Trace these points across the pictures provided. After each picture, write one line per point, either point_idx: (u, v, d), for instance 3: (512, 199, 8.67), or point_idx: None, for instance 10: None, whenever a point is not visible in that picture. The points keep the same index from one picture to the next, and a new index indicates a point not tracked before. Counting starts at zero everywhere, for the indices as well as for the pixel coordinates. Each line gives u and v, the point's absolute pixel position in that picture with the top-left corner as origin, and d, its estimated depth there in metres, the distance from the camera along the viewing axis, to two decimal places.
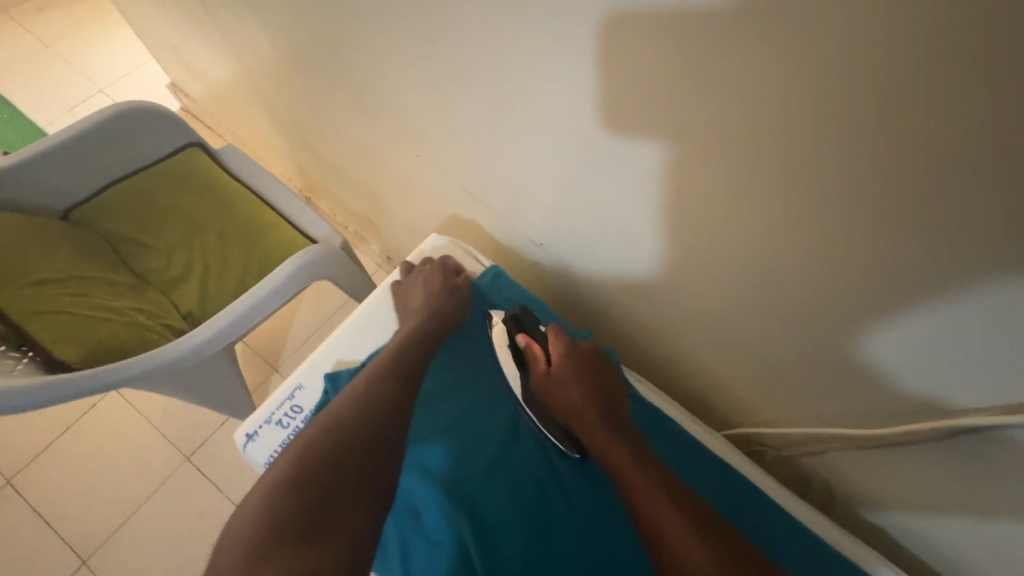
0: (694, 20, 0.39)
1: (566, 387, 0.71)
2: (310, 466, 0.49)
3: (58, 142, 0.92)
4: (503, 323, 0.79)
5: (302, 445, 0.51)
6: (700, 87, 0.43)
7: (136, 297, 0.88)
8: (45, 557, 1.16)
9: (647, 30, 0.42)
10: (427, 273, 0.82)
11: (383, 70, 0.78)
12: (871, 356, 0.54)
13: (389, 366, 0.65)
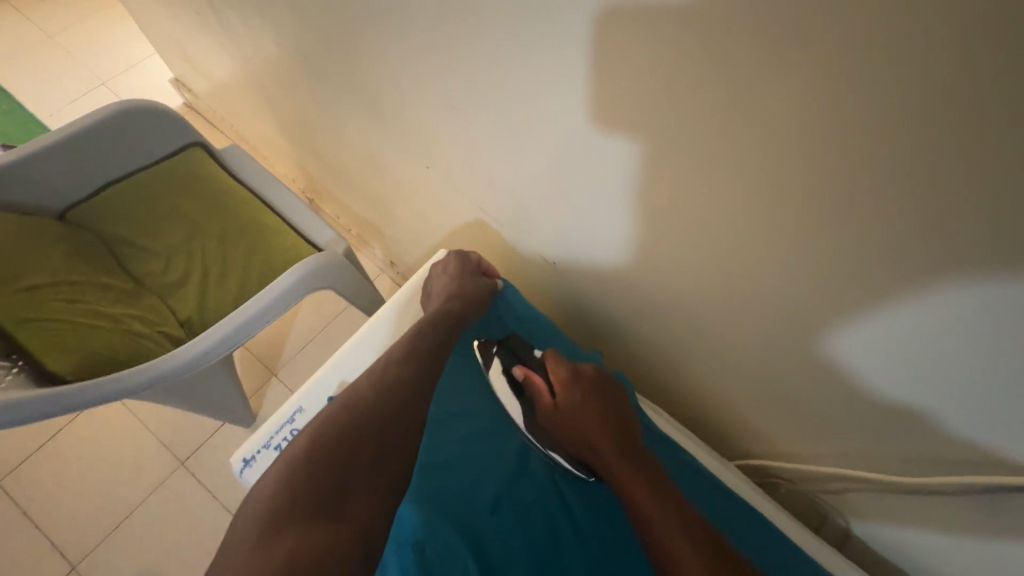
0: (727, 41, 0.38)
1: (573, 420, 0.67)
2: (325, 448, 0.52)
3: (55, 140, 0.90)
4: (496, 356, 0.76)
5: (320, 425, 0.54)
6: (730, 108, 0.42)
7: (133, 303, 0.86)
8: (33, 561, 1.13)
9: (676, 47, 0.41)
10: (450, 258, 0.82)
11: (392, 75, 0.75)
12: (905, 398, 0.52)
13: (397, 368, 0.63)
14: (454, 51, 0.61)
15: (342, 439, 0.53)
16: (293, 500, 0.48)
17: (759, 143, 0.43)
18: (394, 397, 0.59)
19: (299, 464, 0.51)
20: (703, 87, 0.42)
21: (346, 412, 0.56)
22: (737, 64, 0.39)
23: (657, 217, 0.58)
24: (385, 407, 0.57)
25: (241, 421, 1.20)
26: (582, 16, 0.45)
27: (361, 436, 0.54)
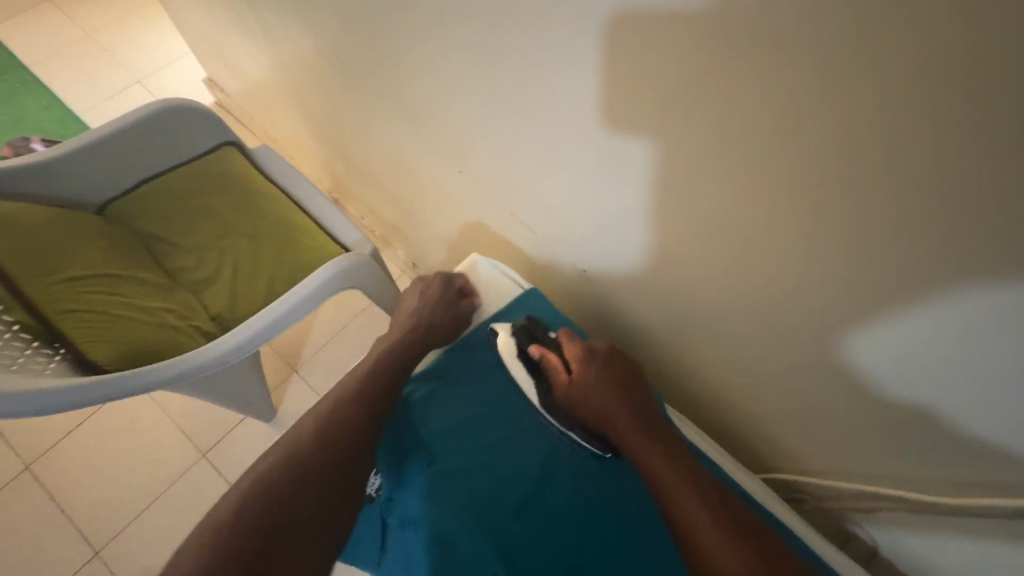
0: (774, 61, 0.38)
1: (591, 400, 0.66)
2: (259, 502, 0.51)
3: (97, 137, 0.92)
4: (512, 338, 0.72)
5: (258, 478, 0.53)
6: (773, 127, 0.42)
7: (168, 296, 0.87)
8: (58, 545, 1.16)
9: (720, 66, 0.41)
10: (427, 281, 0.80)
11: (424, 81, 0.76)
12: (930, 403, 0.51)
13: (347, 408, 0.62)
14: (490, 62, 0.62)
15: (306, 467, 0.55)
16: (259, 522, 0.49)
17: (801, 163, 0.42)
18: (335, 447, 0.58)
19: (265, 490, 0.52)
20: (745, 106, 0.42)
21: (308, 442, 0.58)
22: (783, 84, 0.39)
23: (688, 231, 0.58)
24: (337, 445, 0.58)
25: (262, 415, 1.22)
26: (625, 33, 0.45)
27: (297, 490, 0.53)
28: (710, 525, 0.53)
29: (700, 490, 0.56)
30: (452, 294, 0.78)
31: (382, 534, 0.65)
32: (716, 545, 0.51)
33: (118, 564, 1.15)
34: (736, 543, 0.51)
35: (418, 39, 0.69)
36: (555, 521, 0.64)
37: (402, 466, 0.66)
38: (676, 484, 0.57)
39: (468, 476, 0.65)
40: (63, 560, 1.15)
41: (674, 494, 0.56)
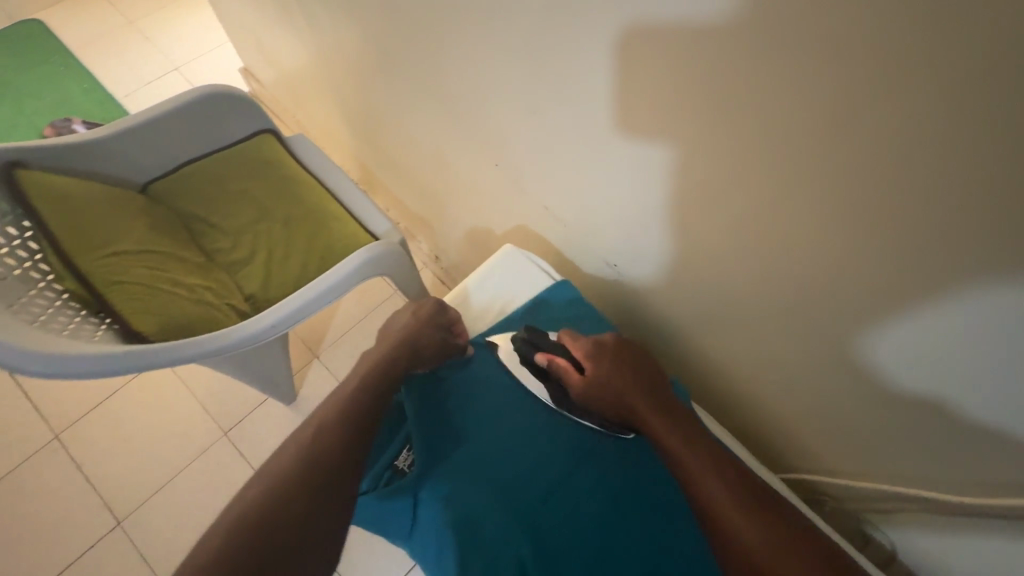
0: (820, 61, 0.40)
1: (607, 391, 0.66)
2: (244, 534, 0.49)
3: (145, 119, 0.96)
4: (517, 349, 0.73)
5: (239, 512, 0.51)
6: (814, 125, 0.43)
7: (205, 275, 0.91)
8: (83, 513, 1.20)
9: (766, 65, 0.43)
10: (421, 305, 0.77)
11: (460, 75, 0.78)
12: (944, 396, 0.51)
13: (329, 424, 0.60)
14: (532, 60, 0.64)
15: (296, 478, 0.54)
16: (256, 549, 0.49)
17: (839, 161, 0.44)
18: (313, 466, 0.56)
19: (256, 508, 0.51)
20: (788, 104, 0.44)
21: (291, 466, 0.55)
22: (826, 84, 0.40)
23: (721, 229, 0.59)
24: (314, 465, 0.56)
25: (284, 396, 1.25)
26: (671, 33, 0.47)
27: (278, 515, 0.51)
28: (733, 509, 0.53)
29: (720, 473, 0.57)
30: (443, 324, 0.75)
31: (411, 513, 0.63)
32: (720, 504, 0.54)
33: (140, 535, 1.19)
34: (748, 512, 0.53)
35: (460, 36, 0.71)
36: (583, 513, 0.64)
37: (437, 445, 0.67)
38: (695, 468, 0.57)
39: (491, 465, 0.66)
40: (88, 527, 1.19)
41: (693, 479, 0.57)
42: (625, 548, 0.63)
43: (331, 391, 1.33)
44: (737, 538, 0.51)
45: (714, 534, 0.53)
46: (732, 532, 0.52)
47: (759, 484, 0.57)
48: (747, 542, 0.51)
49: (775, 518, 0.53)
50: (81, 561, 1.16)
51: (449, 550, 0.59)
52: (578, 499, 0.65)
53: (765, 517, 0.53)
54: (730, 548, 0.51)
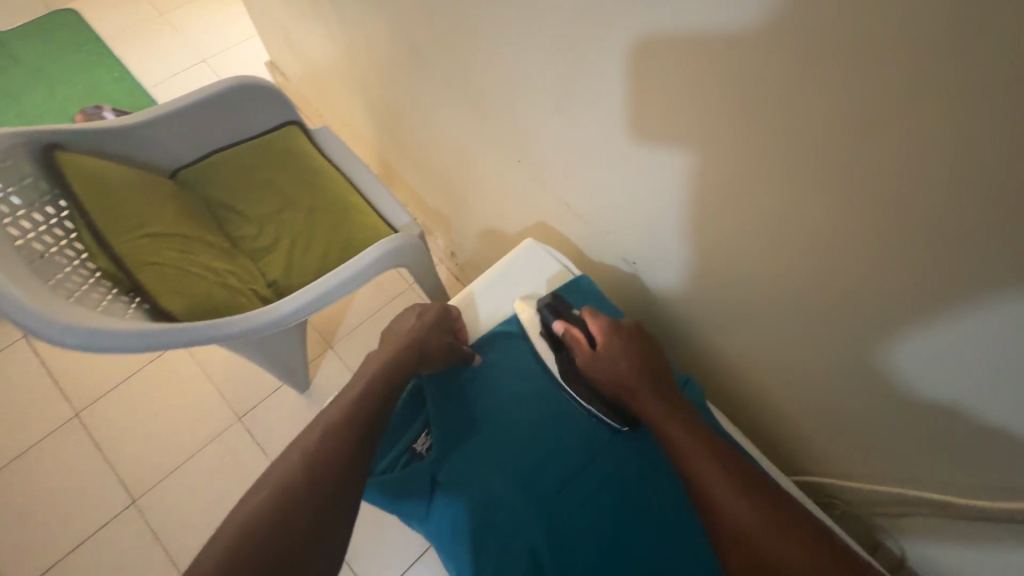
0: (845, 68, 0.40)
1: (614, 369, 0.68)
2: (272, 513, 0.52)
3: (177, 107, 0.98)
4: (540, 312, 0.75)
5: (270, 493, 0.54)
6: (836, 130, 0.44)
7: (230, 260, 0.93)
8: (99, 491, 1.23)
9: (790, 71, 0.43)
10: (425, 310, 0.79)
11: (486, 73, 0.79)
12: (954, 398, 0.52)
13: (349, 413, 0.63)
14: (560, 60, 0.65)
15: (320, 462, 0.57)
16: (284, 526, 0.51)
17: (861, 167, 0.44)
18: (336, 450, 0.59)
19: (285, 490, 0.54)
20: (811, 109, 0.44)
21: (315, 450, 0.58)
22: (851, 90, 0.41)
23: (740, 230, 0.60)
24: (337, 450, 0.59)
25: (298, 383, 1.27)
26: (698, 37, 0.48)
27: (304, 496, 0.54)
28: (737, 500, 0.54)
29: (722, 464, 0.57)
30: (447, 327, 0.76)
31: (429, 495, 0.65)
32: (723, 496, 0.55)
33: (153, 514, 1.21)
34: (748, 498, 0.54)
35: (489, 34, 0.73)
36: (597, 500, 0.65)
37: (453, 431, 0.69)
38: (697, 459, 0.58)
39: (501, 454, 0.67)
40: (103, 505, 1.22)
41: (694, 470, 0.57)
42: (638, 540, 0.64)
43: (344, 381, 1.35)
44: (735, 524, 0.53)
45: (711, 520, 0.54)
46: (728, 519, 0.53)
47: (767, 479, 0.57)
48: (745, 529, 0.52)
49: (790, 513, 0.53)
50: (96, 538, 1.19)
51: (463, 538, 0.62)
52: (589, 491, 0.66)
53: (768, 506, 0.53)
54: (728, 534, 0.53)
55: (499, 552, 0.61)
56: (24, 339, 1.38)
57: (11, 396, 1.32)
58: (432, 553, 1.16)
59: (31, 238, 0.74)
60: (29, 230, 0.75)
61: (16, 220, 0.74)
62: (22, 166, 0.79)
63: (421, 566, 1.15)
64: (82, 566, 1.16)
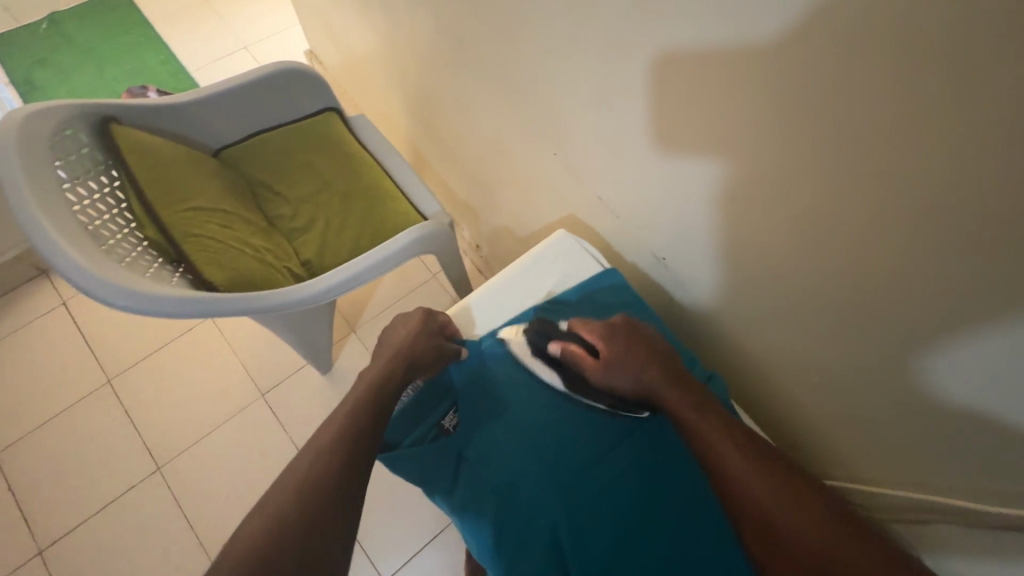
0: (893, 70, 0.41)
1: (625, 374, 0.69)
2: (310, 473, 0.56)
3: (224, 88, 1.01)
4: (527, 339, 0.75)
5: (308, 457, 0.59)
6: (884, 132, 0.44)
7: (267, 238, 0.96)
8: (127, 455, 1.27)
9: (841, 71, 0.44)
10: (407, 316, 0.78)
11: (526, 66, 0.81)
12: (982, 402, 0.51)
13: (371, 391, 0.68)
14: (605, 55, 0.66)
15: (351, 430, 0.62)
16: (319, 482, 0.56)
17: (905, 170, 0.45)
18: (362, 419, 0.64)
19: (318, 454, 0.59)
20: (861, 110, 0.45)
21: (344, 419, 0.63)
22: (902, 93, 0.41)
23: (775, 230, 0.60)
24: (361, 419, 0.64)
25: (321, 363, 1.30)
26: (752, 35, 0.49)
27: (337, 455, 0.59)
28: (773, 491, 0.56)
29: (755, 454, 0.59)
30: (435, 329, 0.76)
31: (455, 466, 0.71)
32: (756, 486, 0.57)
33: (176, 481, 1.25)
34: (768, 477, 0.57)
35: (534, 28, 0.74)
36: (616, 484, 0.69)
37: (479, 409, 0.73)
38: (725, 448, 0.60)
39: (527, 447, 0.71)
40: (130, 469, 1.26)
41: (722, 463, 0.59)
42: (660, 532, 0.67)
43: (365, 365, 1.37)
44: (756, 503, 0.56)
45: (736, 504, 0.58)
46: (752, 499, 0.57)
47: (785, 461, 0.59)
48: (766, 507, 0.56)
49: (809, 500, 0.56)
50: (122, 500, 1.23)
51: (487, 514, 0.67)
52: (611, 485, 0.69)
53: (785, 484, 0.57)
54: (754, 514, 0.56)
55: (520, 531, 0.67)
56: (63, 306, 1.44)
57: (49, 359, 1.37)
58: (443, 537, 1.18)
59: (86, 205, 0.78)
60: (84, 195, 0.79)
61: (73, 186, 0.78)
62: (81, 136, 0.84)
63: (431, 549, 1.17)
64: (108, 526, 1.21)
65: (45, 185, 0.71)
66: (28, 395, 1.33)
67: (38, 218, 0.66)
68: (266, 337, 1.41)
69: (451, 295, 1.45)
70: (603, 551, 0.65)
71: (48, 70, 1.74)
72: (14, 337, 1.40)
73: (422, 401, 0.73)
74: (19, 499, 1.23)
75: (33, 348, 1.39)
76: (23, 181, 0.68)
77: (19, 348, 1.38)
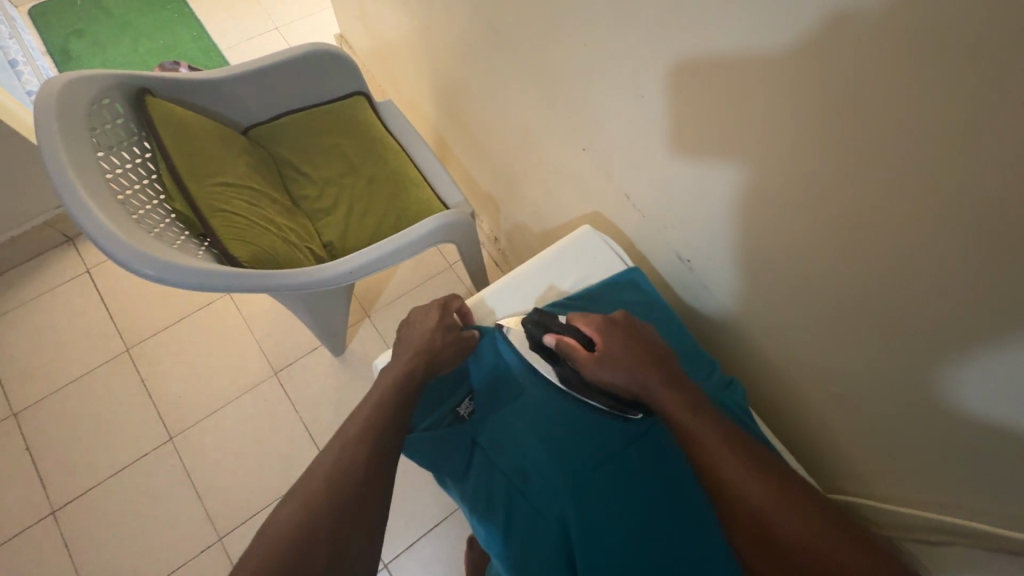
0: (932, 80, 0.40)
1: (620, 371, 0.66)
2: (340, 460, 0.57)
3: (258, 66, 1.02)
4: (525, 327, 0.74)
5: (341, 444, 0.59)
6: (927, 148, 0.43)
7: (291, 218, 0.97)
8: (141, 424, 1.30)
9: (888, 81, 0.43)
10: (426, 307, 0.79)
11: (558, 59, 0.80)
12: (1007, 424, 0.50)
13: (398, 380, 0.68)
14: (642, 53, 0.65)
15: (382, 419, 0.63)
16: (350, 468, 0.57)
17: (947, 190, 0.43)
18: (387, 407, 0.64)
19: (351, 441, 0.60)
20: (906, 124, 0.43)
21: (375, 409, 0.64)
22: (952, 110, 0.40)
23: (804, 239, 0.59)
24: (388, 408, 0.64)
25: (335, 345, 1.32)
26: (798, 39, 0.47)
27: (367, 443, 0.59)
28: (773, 497, 0.53)
29: (756, 460, 0.56)
30: (452, 319, 0.77)
31: (469, 452, 0.71)
32: (752, 491, 0.54)
33: (187, 452, 1.27)
34: (763, 479, 0.54)
35: (570, 22, 0.73)
36: (630, 481, 0.69)
37: (495, 399, 0.74)
38: (719, 451, 0.57)
39: (540, 442, 0.71)
40: (143, 437, 1.29)
41: (716, 466, 0.56)
42: (669, 532, 0.67)
43: (377, 350, 1.39)
44: (746, 503, 0.53)
45: (727, 505, 0.55)
46: (743, 500, 0.54)
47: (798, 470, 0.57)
48: (756, 507, 0.53)
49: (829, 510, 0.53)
50: (133, 467, 1.26)
51: (498, 507, 0.68)
52: (621, 483, 0.69)
53: (779, 487, 0.54)
54: (749, 521, 0.53)
55: (528, 521, 0.67)
56: (86, 273, 1.46)
57: (71, 324, 1.40)
58: (446, 525, 1.19)
59: (118, 173, 0.79)
60: (118, 164, 0.80)
61: (107, 154, 0.79)
62: (117, 106, 0.85)
63: (433, 536, 1.18)
64: (119, 492, 1.23)
65: (81, 152, 0.72)
66: (49, 359, 1.36)
67: (74, 185, 0.68)
68: (282, 316, 1.42)
69: (466, 285, 1.46)
70: (610, 545, 0.65)
71: (84, 41, 1.76)
72: (38, 301, 1.43)
73: (442, 384, 0.76)
74: (35, 459, 1.26)
75: (55, 313, 1.42)
76: (61, 148, 0.69)
77: (42, 312, 1.41)
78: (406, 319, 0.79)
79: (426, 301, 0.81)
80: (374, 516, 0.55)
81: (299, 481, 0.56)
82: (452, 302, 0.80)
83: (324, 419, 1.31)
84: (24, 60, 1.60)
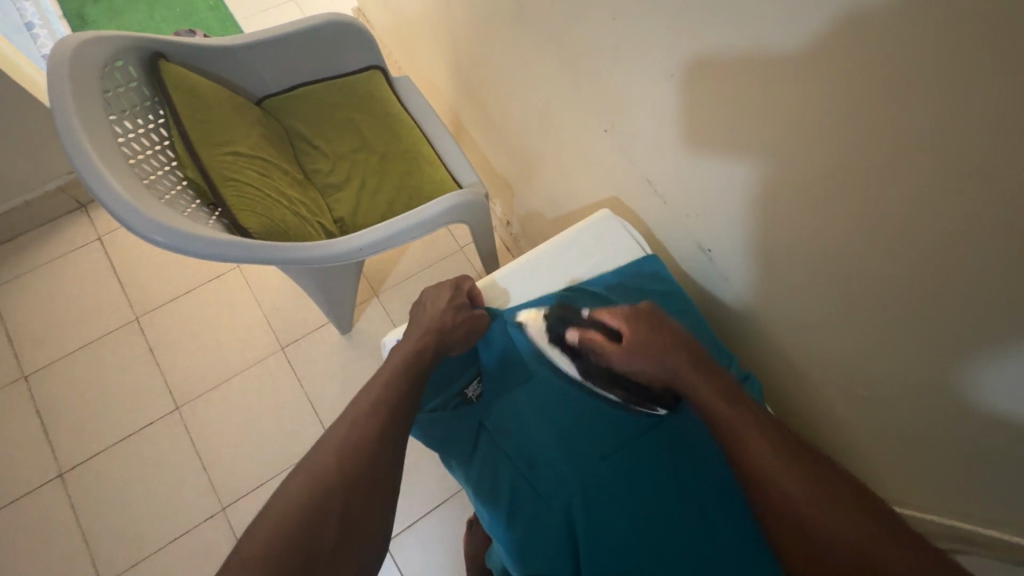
0: (971, 72, 0.38)
1: (648, 359, 0.66)
2: (352, 436, 0.57)
3: (275, 35, 0.99)
4: (547, 324, 0.74)
5: (353, 419, 0.59)
6: (965, 147, 0.40)
7: (302, 191, 0.96)
8: (150, 393, 1.31)
9: (931, 73, 0.40)
10: (438, 289, 0.77)
11: (581, 37, 0.78)
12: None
13: (409, 360, 0.67)
14: (670, 34, 0.62)
15: (393, 396, 0.62)
16: (360, 444, 0.56)
17: (984, 190, 0.41)
18: (400, 385, 0.63)
19: (361, 417, 0.59)
20: (947, 119, 0.41)
21: (386, 386, 0.63)
22: (994, 102, 0.37)
23: (829, 236, 0.57)
24: (400, 386, 0.63)
25: (342, 322, 1.31)
26: (836, 23, 0.44)
27: (377, 419, 0.59)
28: (817, 498, 0.51)
29: (793, 454, 0.54)
30: (463, 301, 0.76)
31: (475, 435, 0.71)
32: (790, 486, 0.52)
33: (193, 423, 1.28)
34: (798, 471, 0.53)
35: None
36: (640, 472, 0.68)
37: (504, 382, 0.73)
38: (754, 444, 0.55)
39: (549, 430, 0.70)
40: (150, 406, 1.29)
41: (754, 462, 0.54)
42: (679, 532, 0.65)
43: (385, 329, 1.38)
44: (788, 500, 0.52)
45: (767, 508, 0.53)
46: (784, 499, 0.52)
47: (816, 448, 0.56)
48: (797, 505, 0.51)
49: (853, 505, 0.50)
50: (140, 435, 1.27)
51: (504, 493, 0.67)
52: (632, 475, 0.68)
53: (816, 480, 0.52)
54: (791, 518, 0.51)
55: (533, 506, 0.67)
56: (98, 241, 1.46)
57: (82, 291, 1.41)
58: (448, 507, 1.19)
59: (130, 138, 0.78)
60: (129, 129, 0.79)
61: (120, 118, 0.78)
62: (130, 70, 0.84)
63: (435, 516, 1.18)
64: (125, 458, 1.25)
65: (93, 113, 0.71)
66: (59, 325, 1.37)
67: (83, 144, 0.67)
68: (291, 292, 1.42)
69: (477, 268, 1.45)
70: (620, 537, 0.65)
71: (101, 7, 1.75)
72: (50, 267, 1.43)
73: (451, 364, 0.75)
74: (45, 423, 1.27)
75: (67, 279, 1.42)
76: (72, 106, 0.68)
77: (55, 278, 1.42)
78: (418, 298, 0.78)
79: (437, 282, 0.79)
80: (380, 495, 0.55)
81: (309, 453, 0.56)
82: (464, 284, 0.79)
83: (329, 397, 1.31)
84: (40, 23, 1.58)
